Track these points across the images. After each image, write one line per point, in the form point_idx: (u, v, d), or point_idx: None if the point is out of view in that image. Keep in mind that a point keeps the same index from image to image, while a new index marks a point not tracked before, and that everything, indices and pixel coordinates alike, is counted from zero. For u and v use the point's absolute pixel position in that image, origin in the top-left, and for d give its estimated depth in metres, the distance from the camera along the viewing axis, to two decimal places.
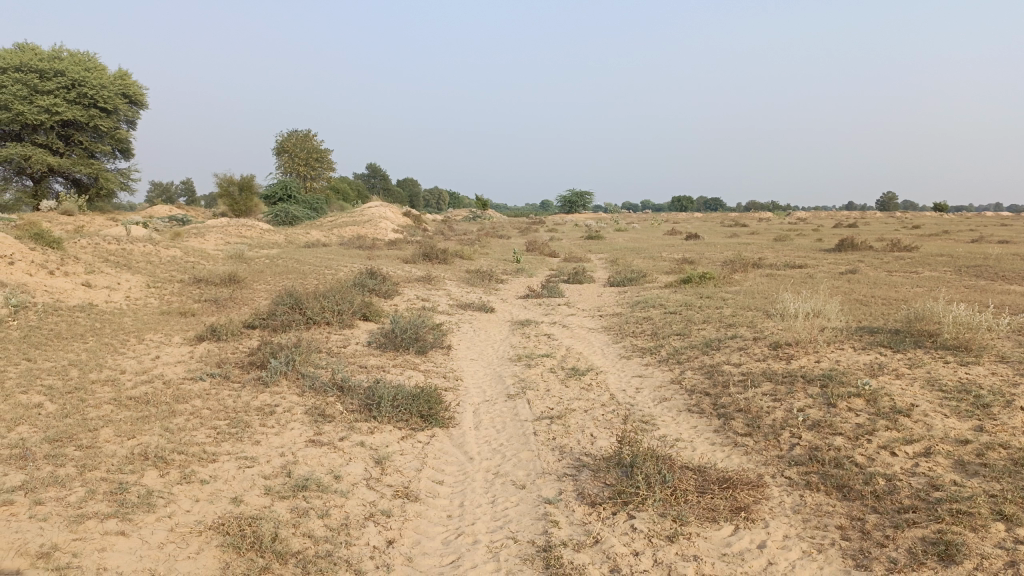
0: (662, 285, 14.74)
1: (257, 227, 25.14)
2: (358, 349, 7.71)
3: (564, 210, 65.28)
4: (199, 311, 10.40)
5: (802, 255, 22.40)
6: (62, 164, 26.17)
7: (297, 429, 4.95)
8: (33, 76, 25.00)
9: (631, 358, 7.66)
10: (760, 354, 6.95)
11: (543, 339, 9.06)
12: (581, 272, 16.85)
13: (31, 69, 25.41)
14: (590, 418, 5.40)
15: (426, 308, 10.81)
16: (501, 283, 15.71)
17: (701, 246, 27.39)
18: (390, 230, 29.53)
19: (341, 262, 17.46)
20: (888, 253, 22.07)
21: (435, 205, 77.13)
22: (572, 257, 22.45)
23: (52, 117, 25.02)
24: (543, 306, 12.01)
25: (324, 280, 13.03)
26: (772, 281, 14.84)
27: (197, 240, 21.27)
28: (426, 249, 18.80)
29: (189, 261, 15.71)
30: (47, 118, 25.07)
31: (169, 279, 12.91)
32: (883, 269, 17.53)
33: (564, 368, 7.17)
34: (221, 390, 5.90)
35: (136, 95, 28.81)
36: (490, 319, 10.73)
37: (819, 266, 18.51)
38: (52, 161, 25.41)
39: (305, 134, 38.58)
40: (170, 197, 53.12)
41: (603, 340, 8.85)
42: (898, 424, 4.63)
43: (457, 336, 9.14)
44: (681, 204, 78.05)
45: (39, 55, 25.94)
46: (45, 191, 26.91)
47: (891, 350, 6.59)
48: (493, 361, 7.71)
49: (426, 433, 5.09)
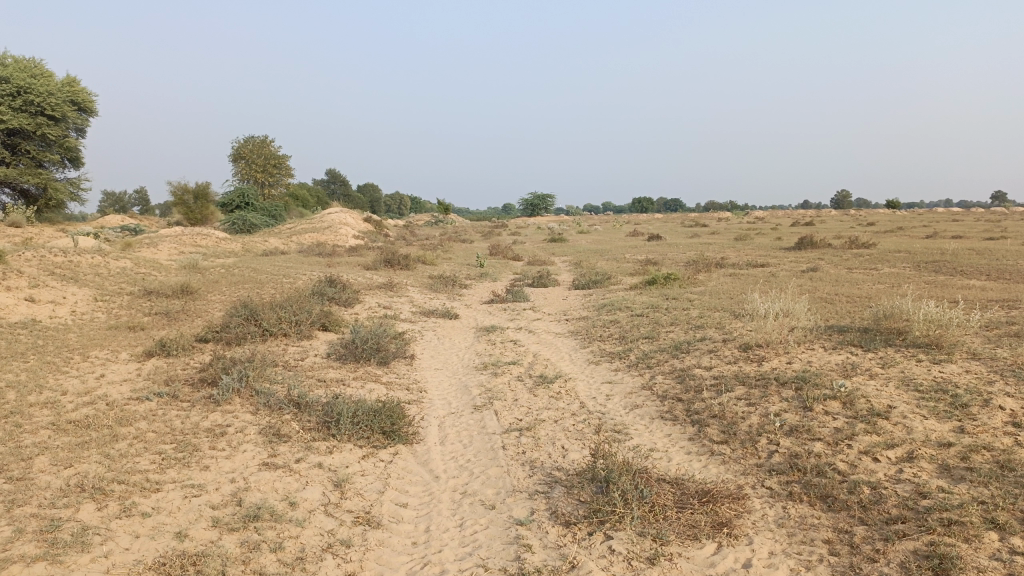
0: (628, 287, 14.62)
1: (213, 236, 24.53)
2: (316, 362, 7.40)
3: (526, 213, 65.23)
4: (150, 325, 9.96)
5: (763, 254, 22.50)
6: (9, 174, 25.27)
7: (250, 450, 4.64)
8: None
9: (599, 363, 7.46)
10: (731, 356, 6.79)
11: (509, 345, 8.83)
12: (545, 275, 16.66)
13: None
14: (560, 429, 5.18)
15: (387, 317, 10.51)
16: (465, 288, 15.45)
17: (664, 247, 27.44)
18: (351, 236, 29.07)
19: (301, 270, 17.05)
20: (847, 250, 22.29)
21: (396, 210, 76.51)
22: (536, 260, 22.27)
23: None
24: (508, 312, 11.78)
25: (282, 289, 12.64)
26: (736, 280, 14.81)
27: (150, 250, 20.63)
28: (387, 255, 18.46)
29: (140, 273, 15.15)
30: None
31: (119, 292, 12.41)
32: (843, 266, 17.66)
33: (532, 376, 6.95)
34: (169, 411, 5.56)
35: (85, 103, 27.99)
36: (454, 325, 10.47)
37: (782, 264, 18.59)
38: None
39: (262, 140, 37.90)
40: (123, 206, 51.82)
41: (571, 345, 8.64)
42: (877, 426, 4.49)
43: (420, 344, 8.86)
44: (642, 206, 78.51)
45: None
46: None
47: (862, 349, 6.49)
48: (458, 371, 7.45)
49: (388, 450, 4.82)
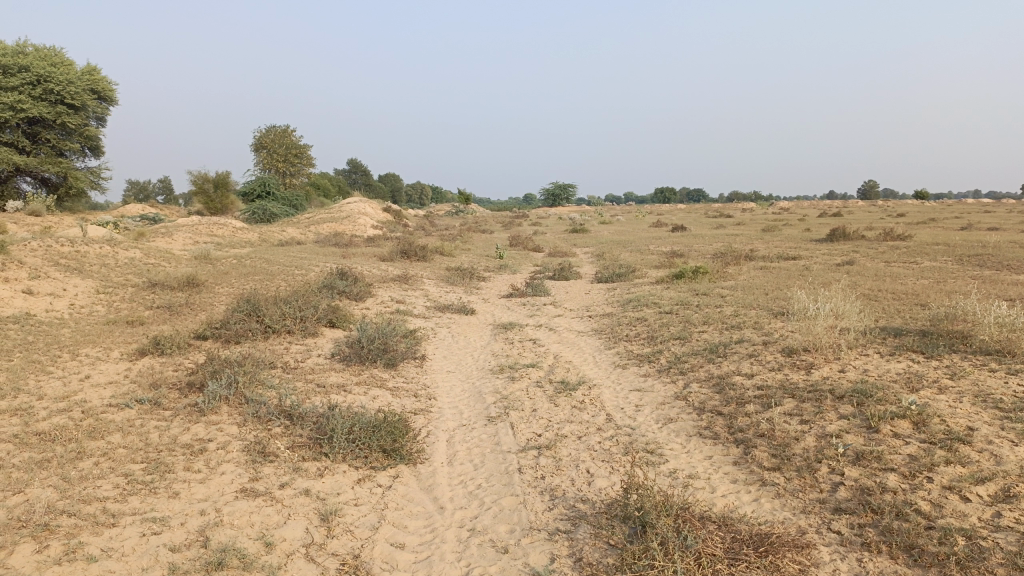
0: (654, 280, 13.93)
1: (229, 225, 24.10)
2: (317, 364, 6.80)
3: (548, 203, 64.56)
4: (151, 320, 9.44)
5: (793, 246, 21.67)
6: (29, 163, 24.96)
7: (230, 473, 4.06)
8: None
9: (626, 367, 6.80)
10: (774, 362, 6.10)
11: (529, 345, 8.20)
12: (567, 267, 15.99)
13: None
14: (585, 449, 4.55)
15: (400, 312, 9.89)
16: (483, 281, 14.82)
17: (690, 238, 26.63)
18: (369, 226, 28.57)
19: (314, 260, 16.52)
20: (882, 243, 21.41)
21: (416, 199, 76.02)
22: (558, 251, 21.58)
23: (16, 114, 23.85)
24: (528, 307, 11.16)
25: (292, 282, 12.10)
26: (768, 274, 14.06)
27: (164, 240, 20.21)
28: (404, 246, 17.87)
29: (149, 264, 14.66)
30: (12, 115, 23.88)
31: (123, 284, 11.91)
32: (880, 259, 16.82)
33: (552, 381, 6.31)
34: (147, 422, 4.98)
35: (105, 91, 27.65)
36: (470, 322, 9.85)
37: (814, 257, 17.78)
38: (19, 160, 24.23)
39: (283, 128, 37.47)
40: (146, 195, 51.78)
41: (594, 345, 7.98)
42: (960, 454, 3.80)
43: (433, 343, 8.24)
44: (664, 196, 77.43)
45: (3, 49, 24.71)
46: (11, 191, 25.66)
47: (924, 357, 5.77)
48: (471, 374, 6.83)
49: (387, 471, 4.22)
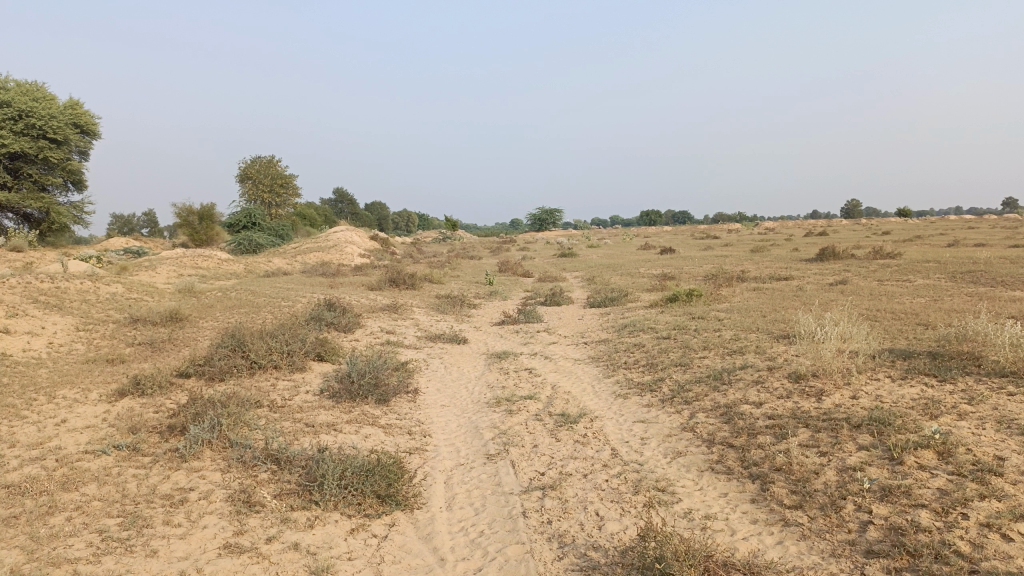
0: (647, 304, 13.73)
1: (214, 257, 23.79)
2: (306, 401, 6.51)
3: (535, 228, 64.59)
4: (133, 358, 9.13)
5: (783, 266, 21.59)
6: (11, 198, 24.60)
7: (213, 527, 3.77)
8: None
9: (628, 397, 6.55)
10: (782, 389, 5.87)
11: (525, 375, 7.95)
12: (558, 292, 15.79)
13: None
14: (592, 488, 4.29)
15: (390, 344, 9.62)
16: (474, 308, 14.58)
17: (679, 260, 26.53)
18: (356, 255, 28.32)
19: (301, 291, 16.23)
20: (872, 261, 21.37)
21: (403, 227, 75.88)
22: (548, 277, 21.39)
23: None
24: (521, 334, 10.91)
25: (279, 314, 11.81)
26: (763, 295, 13.90)
27: (148, 274, 19.87)
28: (392, 275, 17.62)
29: (131, 299, 14.33)
30: None
31: (104, 320, 11.58)
32: (873, 278, 16.72)
33: (552, 414, 6.06)
34: (125, 470, 4.68)
35: (88, 125, 27.42)
36: (462, 351, 9.59)
37: (807, 277, 17.66)
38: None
39: (268, 159, 37.30)
40: (131, 229, 51.36)
41: (592, 374, 7.74)
42: (993, 487, 3.58)
43: (425, 376, 7.97)
44: (650, 219, 77.71)
45: None
46: None
47: (937, 380, 5.56)
48: (467, 408, 6.55)
49: (382, 519, 3.94)
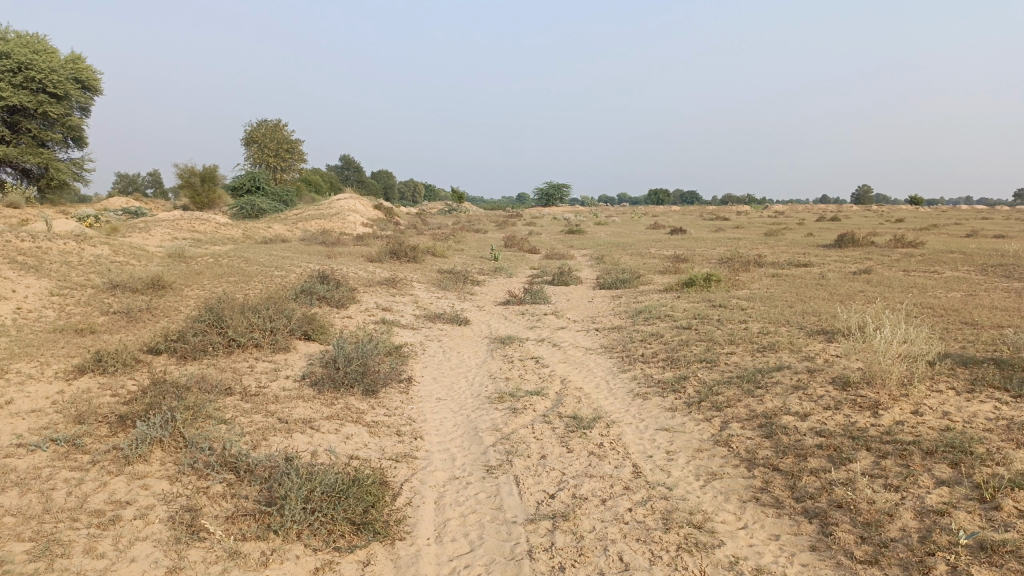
0: (661, 288, 12.95)
1: (212, 220, 22.97)
2: (283, 388, 5.77)
3: (542, 203, 63.66)
4: (105, 329, 8.37)
5: (800, 252, 20.72)
6: (9, 153, 23.82)
7: (144, 560, 3.03)
8: None
9: (648, 397, 5.79)
10: (830, 400, 5.09)
11: (531, 364, 7.19)
12: (567, 271, 14.99)
13: None
14: (613, 521, 3.53)
15: (386, 323, 8.86)
16: (477, 285, 13.80)
17: (691, 241, 25.63)
18: (359, 223, 27.50)
19: (298, 261, 15.44)
20: (894, 250, 20.51)
21: (409, 197, 74.90)
22: (555, 254, 20.56)
23: None
24: (527, 317, 10.14)
25: (270, 286, 11.07)
26: (783, 282, 13.10)
27: (140, 236, 19.09)
28: (393, 246, 16.83)
29: (116, 262, 13.55)
30: None
31: (82, 285, 10.81)
32: (899, 268, 15.87)
33: (561, 416, 5.30)
34: (56, 471, 3.94)
35: (90, 80, 26.52)
36: (463, 334, 8.81)
37: (826, 265, 16.85)
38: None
39: (275, 122, 36.36)
40: (135, 188, 50.54)
41: (605, 366, 6.96)
42: None
43: (421, 361, 7.20)
44: (658, 198, 76.65)
45: None
46: None
47: (1013, 397, 4.77)
48: (465, 403, 5.80)
49: (357, 556, 3.20)
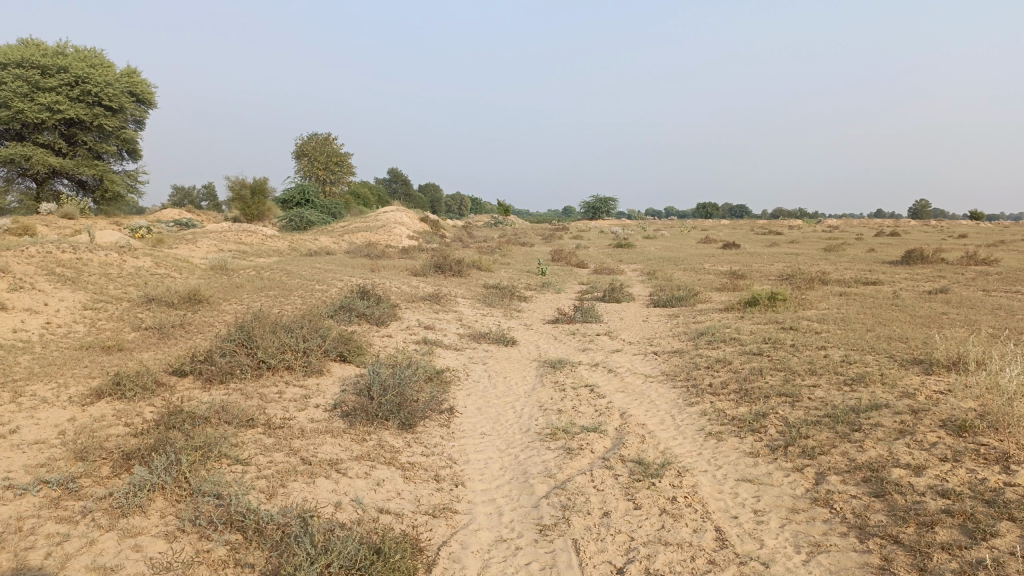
0: (721, 306, 12.13)
1: (259, 232, 22.83)
2: (311, 420, 5.18)
3: (588, 216, 62.92)
4: (133, 346, 7.92)
5: (866, 269, 19.61)
6: (65, 165, 24.02)
7: None
8: (35, 73, 23.00)
9: (724, 437, 5.04)
10: (947, 451, 4.29)
11: (587, 393, 6.50)
12: (618, 287, 14.26)
13: (32, 65, 23.41)
14: None
15: (428, 343, 8.26)
16: (524, 301, 13.17)
17: (747, 256, 24.62)
18: (405, 236, 27.15)
19: (340, 274, 15.00)
20: (967, 267, 19.27)
21: (456, 210, 74.82)
22: (605, 268, 19.83)
23: (52, 116, 23.00)
24: (579, 337, 9.46)
25: (309, 301, 10.58)
26: (853, 302, 12.19)
27: (186, 248, 18.91)
28: (438, 260, 16.30)
29: (156, 274, 13.25)
30: (48, 117, 23.01)
31: (118, 298, 10.45)
32: (977, 287, 14.77)
33: (625, 460, 4.60)
34: (40, 522, 3.39)
35: (145, 94, 26.68)
36: (510, 356, 8.16)
37: (897, 283, 15.81)
38: (53, 162, 23.32)
39: (325, 136, 36.42)
40: (189, 201, 51.26)
41: (669, 398, 6.23)
42: None
43: (465, 389, 6.56)
44: (707, 212, 75.26)
45: (43, 50, 23.94)
46: (47, 195, 24.80)
47: None
48: (513, 440, 5.13)
49: None
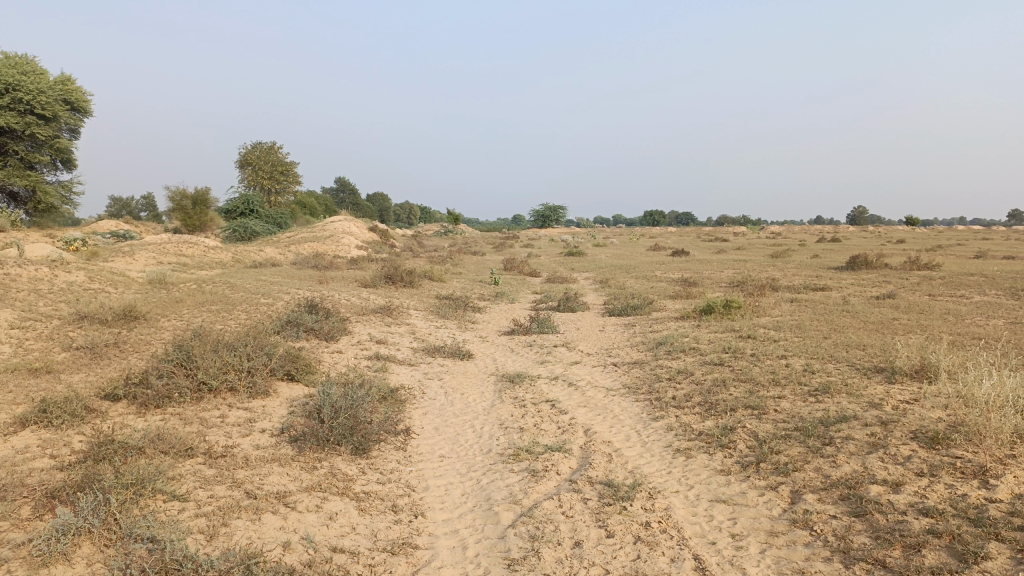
0: (677, 315, 12.05)
1: (201, 243, 22.09)
2: (257, 447, 4.83)
3: (538, 225, 62.99)
4: (63, 367, 7.42)
5: (814, 275, 19.88)
6: None
7: None
8: None
9: (693, 454, 4.86)
10: (923, 466, 4.17)
11: (548, 408, 6.27)
12: (573, 296, 14.11)
13: None
14: None
15: (380, 359, 7.94)
16: (478, 311, 12.90)
17: (697, 263, 24.79)
18: (354, 246, 26.64)
19: (287, 287, 14.53)
20: (911, 272, 19.68)
21: (405, 219, 74.13)
22: (557, 277, 19.70)
23: None
24: (536, 349, 9.23)
25: (254, 316, 10.13)
26: (806, 309, 12.25)
27: (124, 261, 18.15)
28: (389, 271, 15.93)
29: (90, 289, 12.60)
30: None
31: (47, 316, 9.84)
32: (922, 292, 15.03)
33: (593, 482, 4.37)
34: None
35: (80, 102, 25.66)
36: (466, 371, 7.89)
37: (845, 288, 16.01)
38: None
39: (270, 145, 35.65)
40: (128, 211, 49.65)
41: (633, 412, 6.04)
42: None
43: (421, 407, 6.26)
44: (654, 220, 76.16)
45: None
46: None
47: None
48: (474, 463, 4.86)
49: None
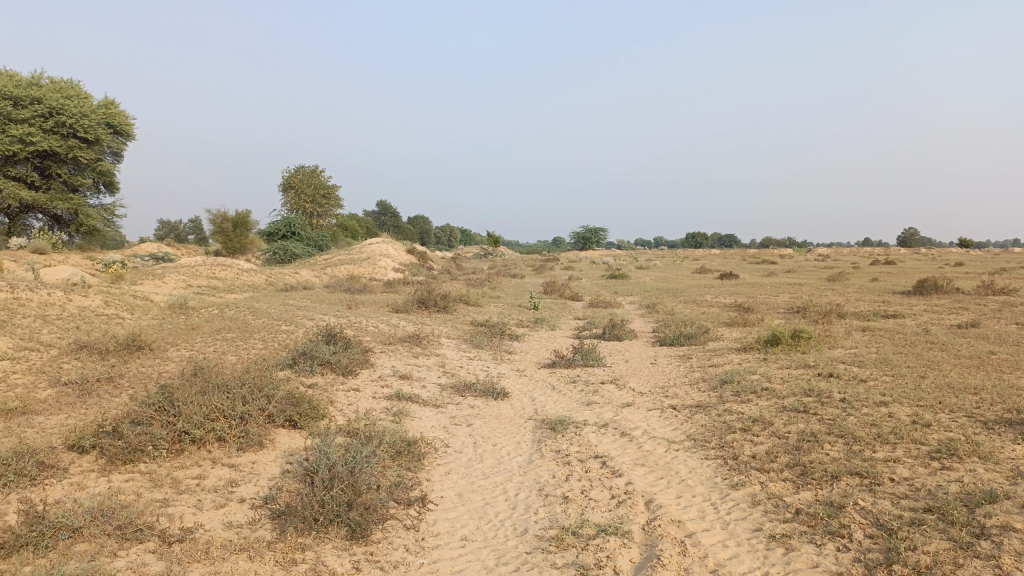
0: (739, 345, 10.77)
1: (234, 266, 21.42)
2: (230, 527, 3.78)
3: (580, 247, 61.89)
4: (43, 406, 6.49)
5: (880, 300, 18.33)
6: (38, 199, 22.61)
7: None
8: (5, 104, 21.68)
9: (796, 545, 3.66)
10: None
11: (598, 468, 5.11)
12: (619, 323, 12.93)
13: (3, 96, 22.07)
14: None
15: (401, 401, 6.87)
16: (516, 340, 11.79)
17: (748, 287, 23.38)
18: (390, 268, 25.82)
19: (313, 312, 13.62)
20: (988, 298, 18.01)
21: (446, 241, 73.61)
22: (600, 301, 18.55)
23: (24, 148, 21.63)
24: (581, 387, 8.08)
25: (269, 347, 9.15)
26: (883, 339, 10.92)
27: (152, 284, 17.46)
28: (422, 294, 14.92)
29: (104, 316, 11.79)
30: (20, 149, 21.66)
31: (46, 345, 8.98)
32: (1008, 320, 13.50)
33: None
34: None
35: (124, 125, 25.29)
36: (500, 414, 6.78)
37: (919, 315, 14.54)
38: (24, 196, 21.94)
39: (312, 167, 35.23)
40: (174, 234, 49.91)
41: (706, 476, 4.86)
42: None
43: (443, 466, 5.16)
44: (696, 242, 74.58)
45: (15, 80, 22.61)
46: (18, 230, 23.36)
47: None
48: (506, 553, 3.74)
49: None
